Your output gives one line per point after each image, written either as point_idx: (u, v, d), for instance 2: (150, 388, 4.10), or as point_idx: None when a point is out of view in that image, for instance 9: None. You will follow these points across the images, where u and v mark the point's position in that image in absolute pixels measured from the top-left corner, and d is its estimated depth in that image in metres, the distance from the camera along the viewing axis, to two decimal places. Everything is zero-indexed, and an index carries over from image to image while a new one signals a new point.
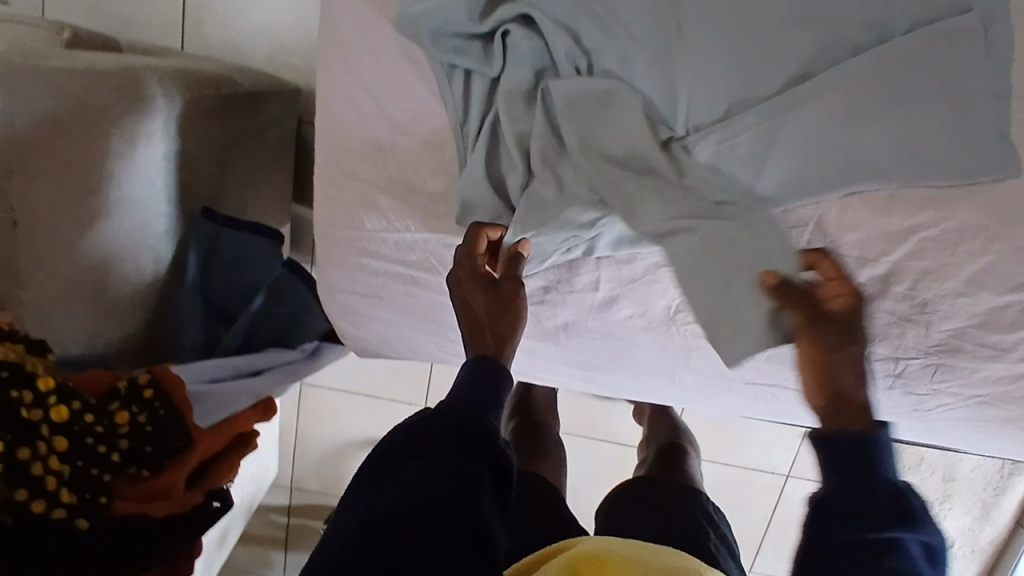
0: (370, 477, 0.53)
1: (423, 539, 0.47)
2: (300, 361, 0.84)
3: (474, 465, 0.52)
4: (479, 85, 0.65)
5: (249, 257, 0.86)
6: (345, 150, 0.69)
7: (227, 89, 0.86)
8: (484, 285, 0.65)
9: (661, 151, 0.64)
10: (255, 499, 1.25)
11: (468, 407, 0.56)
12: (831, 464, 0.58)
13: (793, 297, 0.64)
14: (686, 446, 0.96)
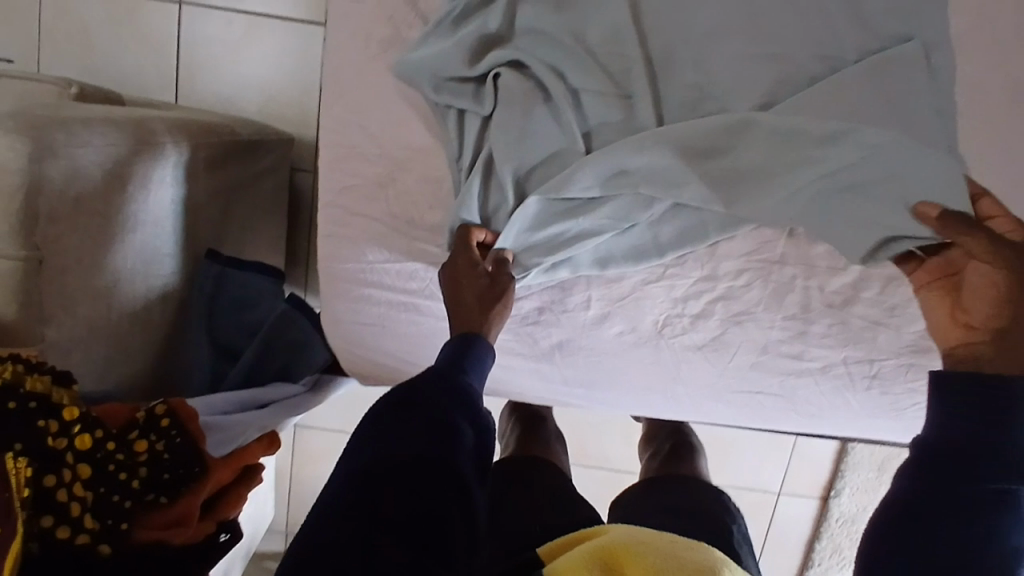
0: (360, 433, 0.59)
1: (412, 489, 0.53)
2: (303, 395, 0.88)
3: (457, 427, 0.59)
4: (472, 124, 0.69)
5: (256, 296, 0.90)
6: (348, 188, 0.73)
7: (229, 138, 0.91)
8: (473, 278, 0.70)
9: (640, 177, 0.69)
10: (252, 543, 1.25)
11: (450, 377, 0.63)
12: (945, 404, 0.56)
13: (959, 228, 0.64)
14: (694, 448, 1.01)
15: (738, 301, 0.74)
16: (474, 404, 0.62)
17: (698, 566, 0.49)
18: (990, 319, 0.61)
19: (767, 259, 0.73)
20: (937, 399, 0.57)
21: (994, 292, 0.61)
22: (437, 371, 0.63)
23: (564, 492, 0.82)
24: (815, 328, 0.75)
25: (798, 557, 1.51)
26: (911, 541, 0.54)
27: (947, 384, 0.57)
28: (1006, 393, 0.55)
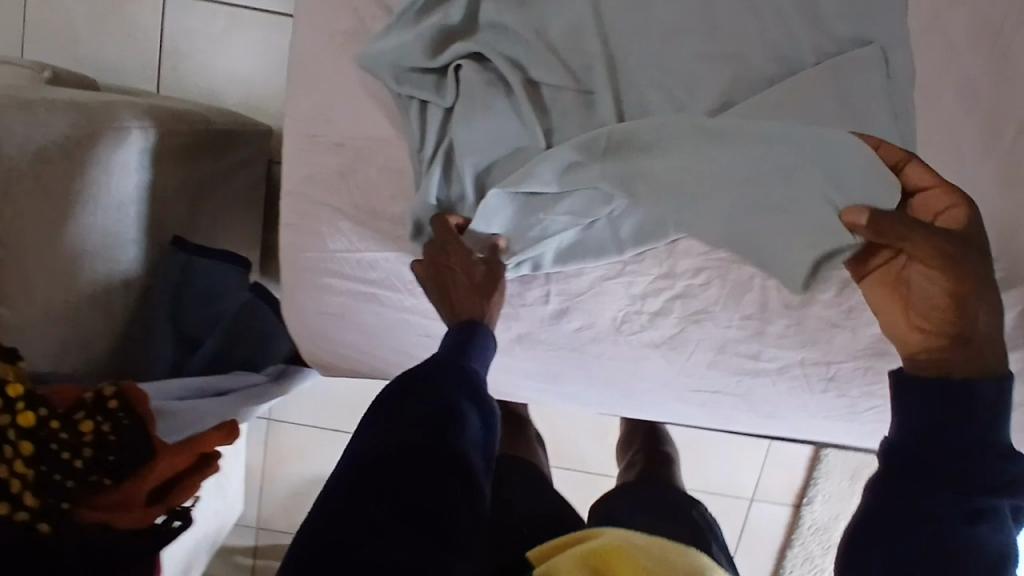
0: (364, 421, 0.59)
1: (418, 480, 0.53)
2: (265, 383, 0.88)
3: (461, 413, 0.59)
4: (434, 115, 0.69)
5: (219, 287, 0.89)
6: (310, 176, 0.73)
7: (201, 126, 0.91)
8: (466, 263, 0.70)
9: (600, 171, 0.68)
10: (219, 536, 1.24)
11: (453, 365, 0.63)
12: (920, 404, 0.55)
13: (896, 223, 0.56)
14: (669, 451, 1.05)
15: (696, 299, 0.74)
16: (478, 391, 0.62)
17: (689, 567, 0.52)
18: (943, 312, 0.57)
19: (726, 259, 0.73)
20: (906, 401, 0.56)
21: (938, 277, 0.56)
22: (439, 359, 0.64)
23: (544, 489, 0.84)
24: (771, 328, 0.75)
25: (769, 563, 1.52)
26: (889, 556, 0.52)
27: (914, 383, 0.56)
28: (979, 392, 0.54)
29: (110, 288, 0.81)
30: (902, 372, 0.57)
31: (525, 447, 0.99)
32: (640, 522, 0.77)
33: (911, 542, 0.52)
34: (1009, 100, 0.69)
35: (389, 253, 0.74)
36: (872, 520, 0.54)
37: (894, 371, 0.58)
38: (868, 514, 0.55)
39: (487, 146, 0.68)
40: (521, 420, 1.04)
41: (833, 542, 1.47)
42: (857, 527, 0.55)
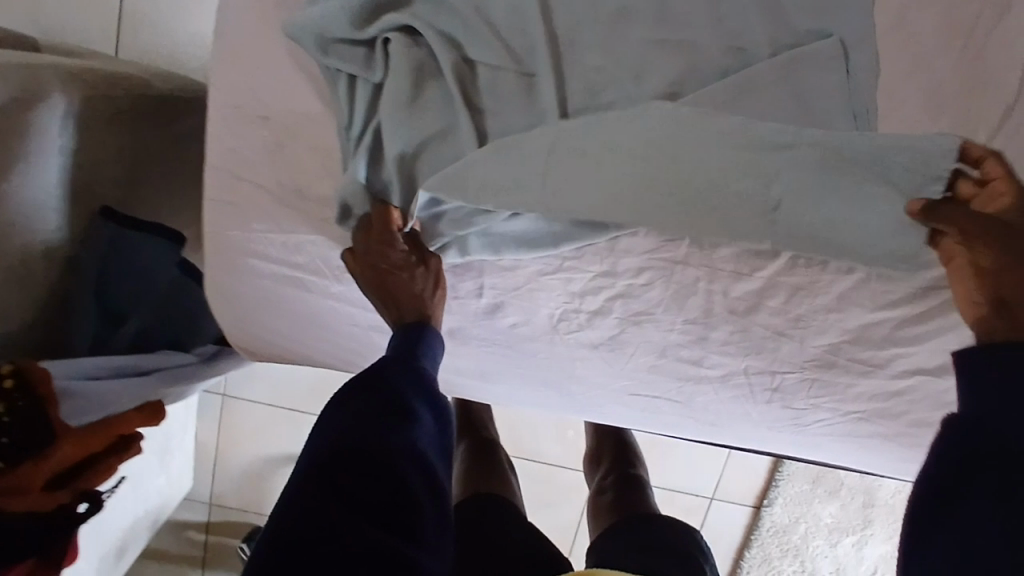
0: (321, 420, 0.62)
1: (376, 474, 0.57)
2: (195, 364, 0.86)
3: (415, 410, 0.63)
4: (363, 91, 0.64)
5: (153, 261, 0.84)
6: (232, 149, 0.69)
7: (139, 91, 0.85)
8: (410, 263, 0.68)
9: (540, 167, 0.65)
10: (161, 515, 1.21)
11: (404, 364, 0.65)
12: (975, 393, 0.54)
13: (952, 217, 0.58)
14: (638, 466, 1.04)
15: (637, 300, 0.71)
16: (430, 385, 0.66)
17: None
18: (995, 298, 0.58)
19: (670, 259, 0.68)
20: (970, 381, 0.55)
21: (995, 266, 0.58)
22: (390, 356, 0.66)
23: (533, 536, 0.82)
24: (715, 334, 0.72)
25: (728, 564, 1.48)
26: (966, 534, 0.50)
27: (979, 359, 0.55)
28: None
29: (25, 259, 0.77)
30: (971, 356, 0.56)
31: (500, 484, 0.96)
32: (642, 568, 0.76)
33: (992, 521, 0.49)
34: (984, 100, 0.64)
35: (314, 236, 0.70)
36: (936, 497, 0.52)
37: (958, 351, 0.57)
38: (927, 494, 0.53)
39: (417, 129, 0.64)
40: (493, 450, 1.04)
41: (792, 546, 1.44)
42: (921, 503, 0.53)
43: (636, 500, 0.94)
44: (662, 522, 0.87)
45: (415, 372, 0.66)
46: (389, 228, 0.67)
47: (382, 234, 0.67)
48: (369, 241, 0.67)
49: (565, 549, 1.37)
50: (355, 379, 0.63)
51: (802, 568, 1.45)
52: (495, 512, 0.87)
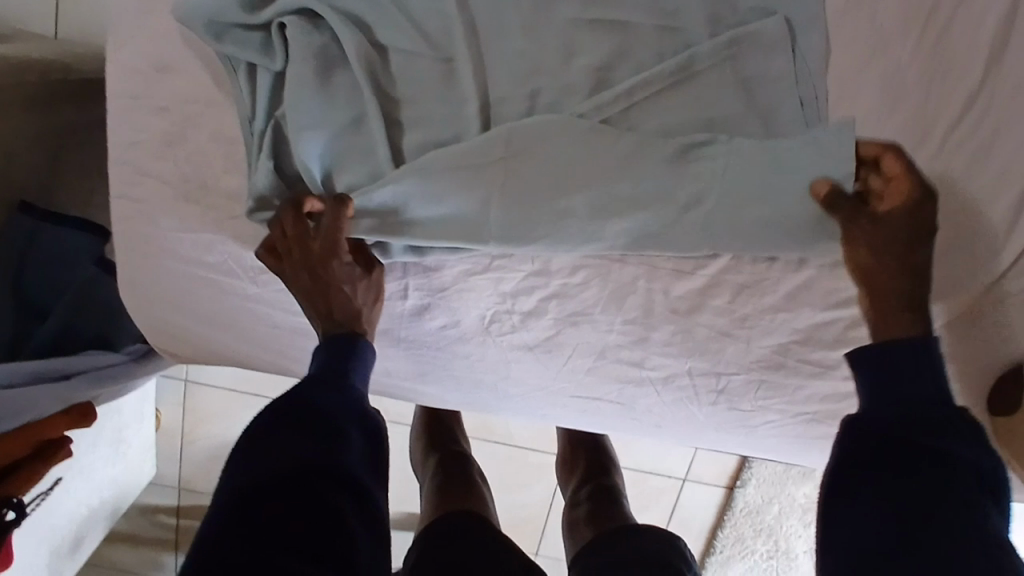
0: (241, 446, 0.58)
1: (304, 506, 0.54)
2: (125, 364, 0.82)
3: (346, 432, 0.59)
4: (263, 81, 0.60)
5: (74, 255, 0.82)
6: (133, 143, 0.64)
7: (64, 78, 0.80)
8: (356, 276, 0.63)
9: (462, 162, 0.59)
10: (122, 504, 1.19)
11: (331, 382, 0.61)
12: (872, 385, 0.55)
13: (843, 212, 0.56)
14: (612, 470, 1.00)
15: (572, 300, 0.66)
16: (361, 403, 0.62)
17: None
18: (902, 295, 0.55)
19: (607, 257, 0.64)
20: (868, 377, 0.55)
21: (888, 260, 0.55)
22: (314, 374, 0.62)
23: (514, 558, 0.76)
24: (656, 335, 0.67)
25: (701, 544, 1.44)
26: (868, 529, 0.51)
27: (872, 356, 0.55)
28: (924, 363, 0.53)
29: None
30: (864, 355, 0.55)
31: (471, 495, 0.89)
32: None
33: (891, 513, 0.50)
34: (947, 88, 0.58)
35: (224, 236, 0.65)
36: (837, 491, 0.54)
37: (850, 353, 0.56)
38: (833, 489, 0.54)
39: (325, 121, 0.59)
40: (464, 460, 0.96)
41: (765, 525, 1.39)
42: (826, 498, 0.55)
43: (616, 515, 0.88)
44: (650, 535, 0.81)
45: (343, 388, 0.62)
46: (337, 237, 0.61)
47: (328, 241, 0.61)
48: (313, 247, 0.61)
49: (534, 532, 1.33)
50: (277, 403, 0.59)
51: (776, 547, 1.40)
52: (470, 528, 0.80)
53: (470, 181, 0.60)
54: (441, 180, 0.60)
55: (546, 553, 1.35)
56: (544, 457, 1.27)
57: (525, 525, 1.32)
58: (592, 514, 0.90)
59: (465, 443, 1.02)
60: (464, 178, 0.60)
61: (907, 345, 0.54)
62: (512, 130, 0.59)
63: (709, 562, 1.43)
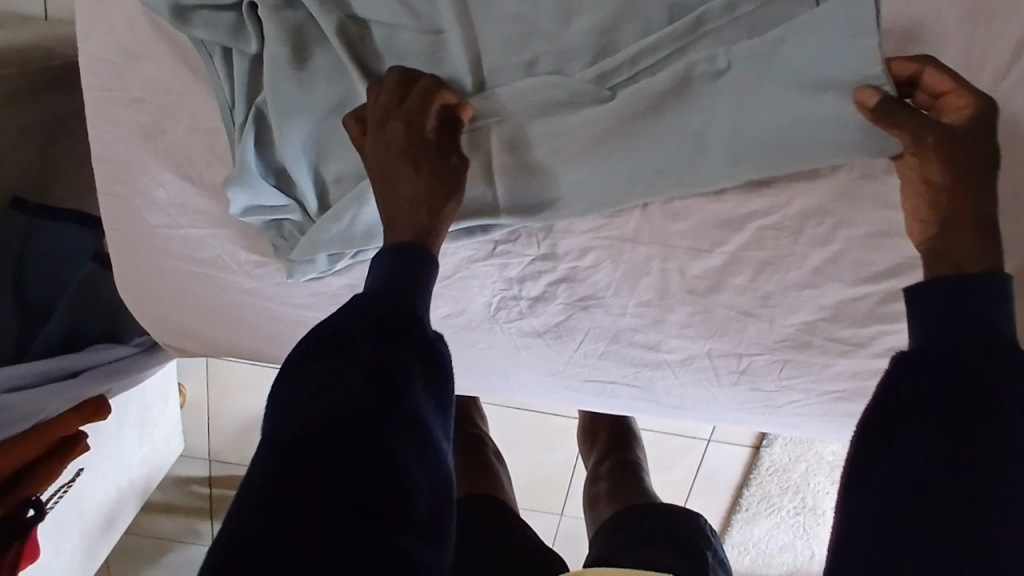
0: (281, 384, 0.46)
1: (336, 500, 0.41)
2: (135, 355, 0.83)
3: (390, 408, 0.45)
4: (239, 66, 0.56)
5: (71, 250, 0.81)
6: (111, 136, 0.61)
7: (54, 69, 0.77)
8: (428, 172, 0.53)
9: (488, 124, 0.56)
10: (153, 482, 1.21)
11: (393, 302, 0.48)
12: (932, 319, 0.48)
13: (902, 122, 0.48)
14: (633, 444, 0.98)
15: (583, 284, 0.63)
16: (407, 366, 0.46)
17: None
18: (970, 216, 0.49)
19: (618, 237, 0.59)
20: (922, 320, 0.48)
21: (960, 178, 0.49)
22: (376, 292, 0.49)
23: (535, 544, 0.75)
24: (672, 317, 0.64)
25: (728, 502, 1.41)
26: (911, 470, 0.45)
27: (928, 300, 0.48)
28: (989, 296, 0.47)
29: None
30: (921, 295, 0.48)
31: (486, 475, 0.88)
32: (648, 558, 0.70)
33: (926, 476, 0.45)
34: (990, 37, 0.51)
35: (218, 230, 0.63)
36: (871, 444, 0.47)
37: (908, 288, 0.50)
38: (865, 444, 0.48)
39: (310, 109, 0.56)
40: (478, 440, 0.95)
41: (793, 483, 1.35)
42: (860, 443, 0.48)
43: (636, 489, 0.87)
44: (673, 513, 0.79)
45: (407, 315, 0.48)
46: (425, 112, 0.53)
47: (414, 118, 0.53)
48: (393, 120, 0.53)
49: (562, 492, 1.33)
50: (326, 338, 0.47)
51: (804, 503, 1.37)
52: (487, 513, 0.80)
53: (502, 145, 0.57)
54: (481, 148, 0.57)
55: (572, 513, 1.36)
56: (567, 421, 1.25)
57: (553, 487, 1.33)
58: (611, 490, 0.89)
59: (479, 416, 1.01)
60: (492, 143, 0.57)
61: (976, 287, 0.47)
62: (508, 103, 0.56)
63: (736, 518, 1.42)
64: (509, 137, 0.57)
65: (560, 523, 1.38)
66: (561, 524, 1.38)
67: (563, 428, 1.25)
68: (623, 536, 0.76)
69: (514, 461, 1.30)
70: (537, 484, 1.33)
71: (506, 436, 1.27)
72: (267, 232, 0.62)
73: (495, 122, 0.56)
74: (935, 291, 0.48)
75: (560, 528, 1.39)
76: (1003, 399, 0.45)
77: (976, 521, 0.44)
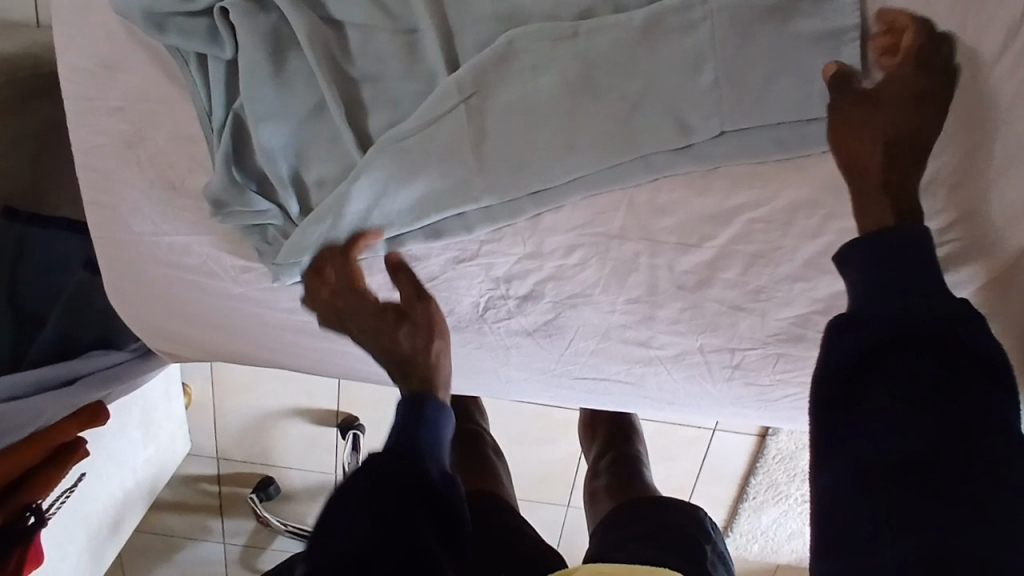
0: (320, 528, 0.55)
1: None
2: (132, 360, 0.84)
3: (410, 518, 0.55)
4: (215, 72, 0.55)
5: (65, 257, 0.82)
6: (91, 145, 0.61)
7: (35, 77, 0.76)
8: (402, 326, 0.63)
9: (455, 109, 0.54)
10: (160, 481, 1.23)
11: (411, 434, 0.60)
12: (868, 280, 0.48)
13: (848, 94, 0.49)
14: (633, 438, 0.98)
15: (570, 282, 0.62)
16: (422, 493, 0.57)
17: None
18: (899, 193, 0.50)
19: (604, 234, 0.59)
20: (859, 280, 0.49)
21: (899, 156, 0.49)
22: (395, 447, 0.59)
23: (533, 542, 0.75)
24: (662, 313, 0.63)
25: (734, 490, 1.40)
26: (886, 451, 0.46)
27: (864, 262, 0.48)
28: (926, 247, 0.47)
29: None
30: (851, 255, 0.49)
31: (484, 474, 0.88)
32: (646, 552, 0.69)
33: (893, 444, 0.46)
34: None
35: (203, 237, 0.63)
36: (837, 424, 0.48)
37: (837, 250, 0.50)
38: (830, 428, 0.48)
39: (287, 113, 0.56)
40: (478, 436, 0.95)
41: (799, 471, 1.34)
42: (824, 423, 0.49)
43: (636, 484, 0.86)
44: (674, 508, 0.79)
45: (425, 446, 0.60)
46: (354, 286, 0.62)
47: (353, 298, 0.62)
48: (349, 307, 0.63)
49: (567, 483, 1.33)
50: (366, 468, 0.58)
51: (810, 492, 1.36)
52: (486, 510, 0.80)
53: (473, 131, 0.55)
54: (450, 134, 0.55)
55: (576, 505, 1.36)
56: (570, 413, 1.24)
57: (558, 479, 1.33)
58: (610, 485, 0.88)
59: (479, 411, 1.01)
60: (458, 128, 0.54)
61: (908, 238, 0.47)
62: (479, 79, 0.53)
63: (742, 507, 1.41)
64: (477, 121, 0.54)
65: (565, 515, 1.38)
66: (566, 516, 1.38)
67: (565, 420, 1.25)
68: (620, 531, 0.76)
69: (518, 453, 1.30)
70: (542, 476, 1.33)
71: (509, 430, 1.27)
72: (251, 237, 0.62)
73: (461, 105, 0.54)
74: (866, 248, 0.48)
75: (565, 520, 1.39)
76: (957, 355, 0.46)
77: (966, 501, 0.44)
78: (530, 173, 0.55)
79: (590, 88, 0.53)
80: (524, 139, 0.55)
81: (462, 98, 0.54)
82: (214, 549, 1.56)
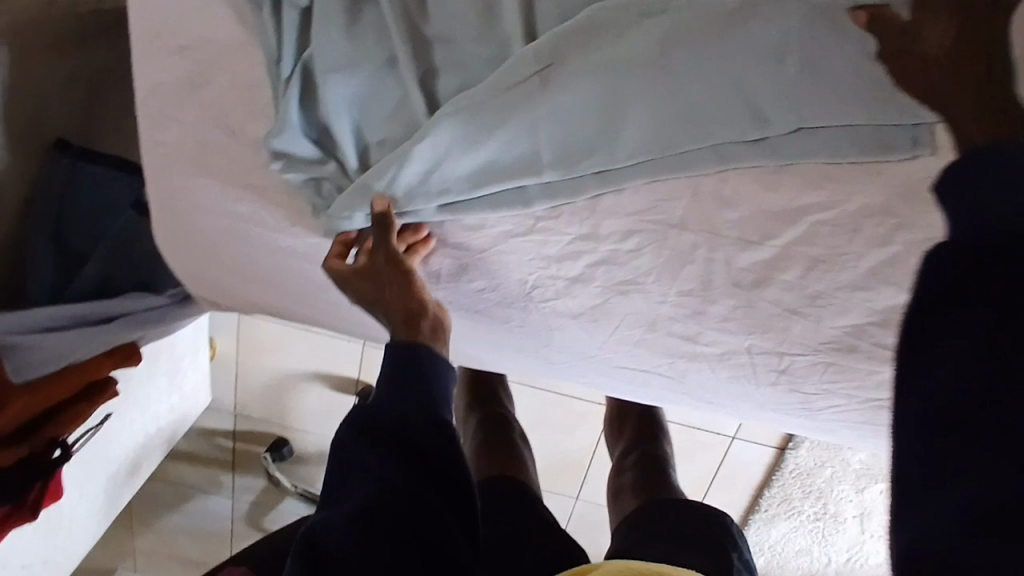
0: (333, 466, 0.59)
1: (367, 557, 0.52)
2: (168, 306, 0.82)
3: (413, 480, 0.56)
4: (290, 20, 0.55)
5: (113, 197, 0.82)
6: (153, 82, 0.60)
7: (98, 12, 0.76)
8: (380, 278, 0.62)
9: (530, 78, 0.52)
10: (181, 429, 1.24)
11: (402, 381, 0.61)
12: (965, 207, 0.39)
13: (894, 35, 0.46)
14: (660, 439, 0.96)
15: (622, 268, 0.60)
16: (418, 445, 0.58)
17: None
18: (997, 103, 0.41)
19: (663, 222, 0.57)
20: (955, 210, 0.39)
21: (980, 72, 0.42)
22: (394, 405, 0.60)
23: (556, 532, 0.74)
24: (713, 309, 0.61)
25: (746, 500, 1.39)
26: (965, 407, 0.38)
27: (962, 189, 0.39)
28: None
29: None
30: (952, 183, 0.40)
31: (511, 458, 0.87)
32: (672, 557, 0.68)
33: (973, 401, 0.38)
34: None
35: (255, 186, 0.63)
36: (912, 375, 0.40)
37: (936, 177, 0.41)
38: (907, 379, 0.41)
39: (358, 67, 0.55)
40: (505, 420, 0.94)
41: (816, 488, 1.32)
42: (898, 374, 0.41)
43: (662, 485, 0.85)
44: (700, 512, 0.77)
45: (420, 397, 0.60)
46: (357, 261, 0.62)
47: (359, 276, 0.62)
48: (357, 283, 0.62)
49: (580, 475, 1.33)
50: (362, 418, 0.60)
51: (824, 510, 1.34)
52: (511, 499, 0.79)
53: (546, 101, 0.53)
54: (522, 102, 0.53)
55: (587, 498, 1.35)
56: (591, 406, 1.23)
57: (571, 470, 1.32)
58: (635, 483, 0.87)
59: (507, 392, 1.01)
60: (529, 96, 0.53)
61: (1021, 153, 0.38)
62: (557, 50, 0.52)
63: (753, 518, 1.40)
64: (550, 92, 0.52)
65: (574, 506, 1.37)
66: (575, 507, 1.38)
67: (586, 412, 1.24)
68: (645, 531, 0.74)
69: (534, 441, 1.29)
70: (556, 465, 1.32)
71: (528, 416, 1.26)
72: (307, 192, 0.61)
73: (538, 74, 0.52)
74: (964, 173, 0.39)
75: (573, 511, 1.38)
76: None
77: None
78: (599, 150, 0.54)
79: (670, 67, 0.51)
80: (595, 114, 0.53)
81: (540, 67, 0.52)
82: (223, 504, 1.58)
